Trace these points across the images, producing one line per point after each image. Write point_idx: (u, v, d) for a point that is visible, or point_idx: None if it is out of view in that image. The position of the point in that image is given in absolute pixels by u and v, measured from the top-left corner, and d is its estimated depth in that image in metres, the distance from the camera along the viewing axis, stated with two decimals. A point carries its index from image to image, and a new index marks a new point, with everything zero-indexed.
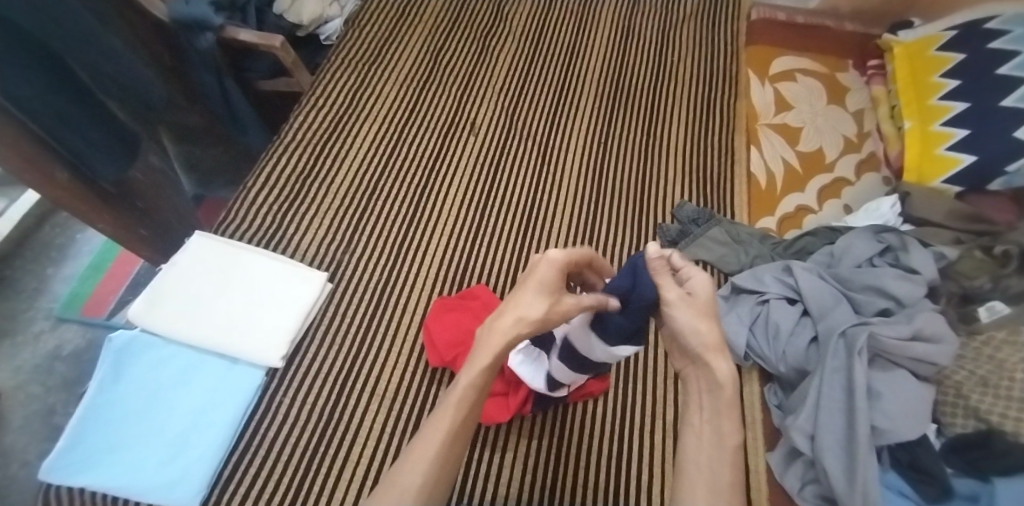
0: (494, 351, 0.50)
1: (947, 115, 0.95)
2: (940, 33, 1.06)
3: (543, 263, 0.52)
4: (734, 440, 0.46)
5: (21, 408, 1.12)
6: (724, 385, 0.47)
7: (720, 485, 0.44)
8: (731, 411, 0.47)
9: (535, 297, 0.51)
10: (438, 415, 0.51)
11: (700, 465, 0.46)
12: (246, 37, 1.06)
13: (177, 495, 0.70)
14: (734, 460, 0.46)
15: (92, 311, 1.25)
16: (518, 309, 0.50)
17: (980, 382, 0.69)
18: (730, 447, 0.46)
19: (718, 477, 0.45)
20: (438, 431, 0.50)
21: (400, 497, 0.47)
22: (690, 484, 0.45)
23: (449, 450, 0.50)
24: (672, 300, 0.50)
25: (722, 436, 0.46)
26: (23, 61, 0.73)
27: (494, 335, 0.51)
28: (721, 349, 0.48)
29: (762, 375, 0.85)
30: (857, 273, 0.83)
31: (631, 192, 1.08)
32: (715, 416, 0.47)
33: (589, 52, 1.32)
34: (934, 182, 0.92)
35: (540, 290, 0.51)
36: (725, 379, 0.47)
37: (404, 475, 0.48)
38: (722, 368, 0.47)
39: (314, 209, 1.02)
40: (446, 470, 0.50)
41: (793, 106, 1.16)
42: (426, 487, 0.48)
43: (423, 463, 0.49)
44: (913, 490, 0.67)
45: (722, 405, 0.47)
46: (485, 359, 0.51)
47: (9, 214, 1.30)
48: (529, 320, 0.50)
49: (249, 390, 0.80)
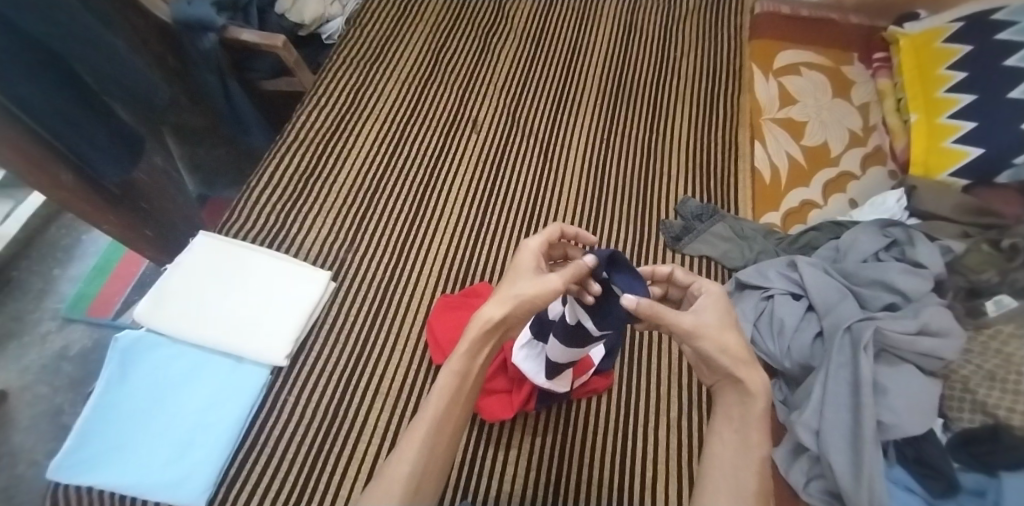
0: (472, 335, 0.53)
1: (953, 108, 0.94)
2: (947, 25, 1.05)
3: (523, 254, 0.57)
4: (760, 450, 0.49)
5: (29, 408, 1.13)
6: (756, 396, 0.50)
7: (745, 491, 0.47)
8: (762, 423, 0.50)
9: (510, 282, 0.55)
10: (425, 406, 0.53)
11: (726, 470, 0.49)
12: (248, 37, 1.06)
13: (182, 493, 0.71)
14: (760, 466, 0.48)
15: (98, 312, 1.26)
16: (495, 295, 0.54)
17: (987, 377, 0.68)
18: (756, 455, 0.49)
19: (742, 482, 0.48)
20: (425, 420, 0.52)
21: (389, 486, 0.49)
22: (719, 489, 0.48)
23: (437, 439, 0.52)
24: (691, 329, 0.50)
25: (748, 444, 0.49)
26: (26, 64, 0.73)
27: (473, 322, 0.54)
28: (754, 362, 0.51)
29: (767, 371, 0.85)
30: (862, 268, 0.82)
31: (634, 188, 1.07)
32: (745, 427, 0.50)
33: (591, 48, 1.31)
34: (942, 175, 0.91)
35: (516, 275, 0.55)
36: (758, 392, 0.50)
37: (393, 464, 0.51)
38: (754, 382, 0.50)
39: (317, 208, 1.03)
40: (435, 459, 0.52)
41: (797, 99, 1.16)
42: (415, 477, 0.50)
43: (411, 452, 0.51)
44: (920, 485, 0.66)
45: (753, 417, 0.50)
46: (465, 344, 0.53)
47: (14, 215, 1.32)
48: (502, 300, 0.53)
49: (253, 389, 0.80)
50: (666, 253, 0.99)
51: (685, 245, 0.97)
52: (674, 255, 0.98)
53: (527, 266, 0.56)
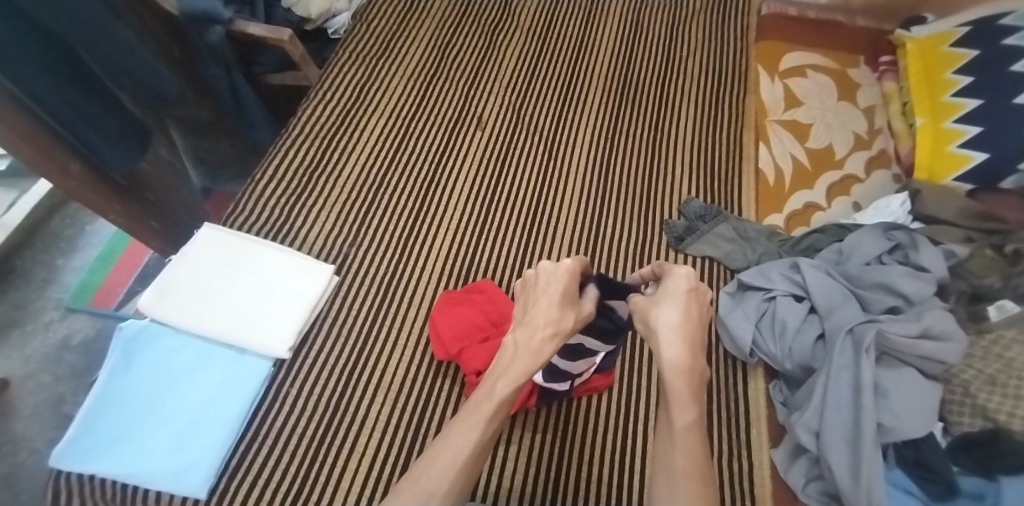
0: (533, 363, 0.57)
1: (959, 112, 0.94)
2: (954, 29, 1.04)
3: (562, 278, 0.61)
4: (685, 421, 0.53)
5: (31, 396, 1.13)
6: (670, 369, 0.56)
7: (676, 462, 0.51)
8: (682, 394, 0.55)
9: (557, 307, 0.59)
10: (466, 425, 0.53)
11: (663, 451, 0.53)
12: (255, 31, 1.06)
13: (185, 482, 0.71)
14: (688, 438, 0.52)
15: (101, 302, 1.26)
16: (554, 323, 0.58)
17: (988, 381, 0.68)
18: (680, 427, 0.53)
19: (673, 458, 0.51)
20: (467, 438, 0.52)
21: (426, 500, 0.49)
22: (660, 470, 0.52)
23: (475, 456, 0.53)
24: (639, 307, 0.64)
25: (674, 421, 0.54)
26: (36, 52, 0.74)
27: (534, 347, 0.57)
28: (674, 338, 0.58)
29: (768, 372, 0.86)
30: (865, 271, 0.82)
31: (639, 187, 1.07)
32: (669, 404, 0.55)
33: (597, 47, 1.31)
34: (946, 180, 0.91)
35: (563, 301, 0.60)
36: (670, 364, 0.56)
37: (430, 477, 0.50)
38: (669, 357, 0.57)
39: (322, 202, 1.03)
40: (468, 477, 0.52)
41: (802, 101, 1.16)
42: (452, 492, 0.50)
43: (451, 470, 0.51)
44: (918, 488, 0.67)
45: (672, 390, 0.55)
46: (525, 371, 0.56)
47: (20, 204, 1.33)
48: (560, 328, 0.58)
49: (257, 380, 0.81)
50: (669, 253, 0.99)
51: (688, 245, 0.97)
52: (677, 255, 0.98)
53: (566, 290, 0.61)
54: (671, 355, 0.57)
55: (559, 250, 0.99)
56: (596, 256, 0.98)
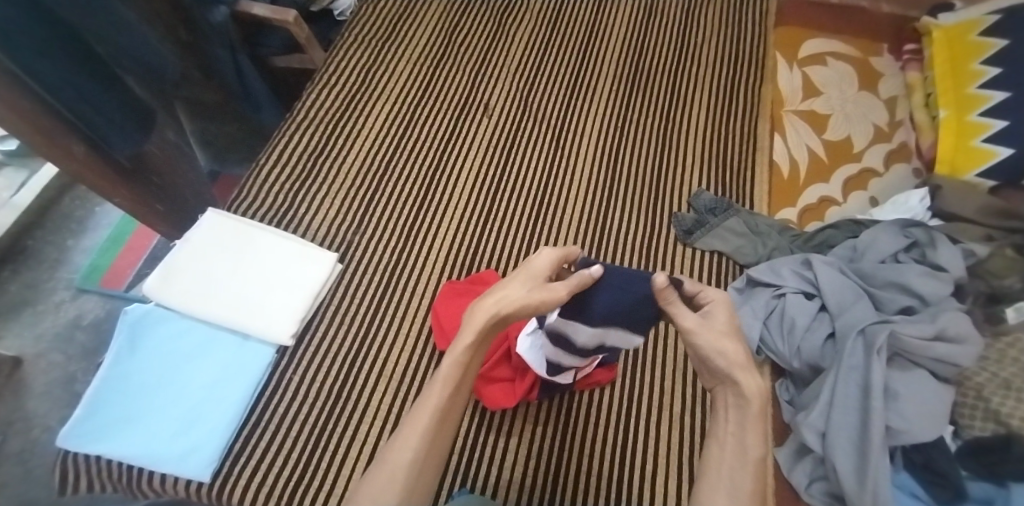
0: (479, 325, 0.52)
1: (985, 105, 0.91)
2: (984, 17, 1.00)
3: (531, 265, 0.55)
4: (758, 453, 0.48)
5: (43, 374, 1.15)
6: (752, 398, 0.49)
7: (742, 491, 0.47)
8: (757, 422, 0.49)
9: (525, 283, 0.54)
10: (428, 393, 0.52)
11: (721, 471, 0.48)
12: (259, 12, 1.05)
13: (189, 466, 0.72)
14: (756, 471, 0.48)
15: (112, 283, 1.27)
16: (501, 294, 0.53)
17: (1002, 385, 0.67)
18: (752, 458, 0.48)
19: (738, 482, 0.47)
20: (427, 409, 0.52)
21: (393, 476, 0.48)
22: (711, 484, 0.48)
23: (437, 428, 0.52)
24: (690, 326, 0.52)
25: (746, 446, 0.49)
26: (45, 41, 0.73)
27: (477, 316, 0.53)
28: (749, 366, 0.50)
29: (775, 369, 0.83)
30: (879, 269, 0.80)
31: (647, 177, 1.05)
32: (742, 427, 0.50)
33: (609, 32, 1.28)
34: (968, 175, 0.88)
35: (531, 277, 0.54)
36: (753, 392, 0.49)
37: (397, 450, 0.50)
38: (750, 384, 0.50)
39: (326, 188, 1.02)
40: (435, 447, 0.52)
41: (822, 91, 1.12)
42: (415, 465, 0.50)
43: (414, 440, 0.50)
44: (925, 491, 0.65)
45: (748, 420, 0.49)
46: (469, 338, 0.52)
47: (29, 185, 1.34)
48: (507, 301, 0.52)
49: (260, 365, 0.81)
50: (677, 246, 0.97)
51: (697, 239, 0.95)
52: (686, 248, 0.96)
53: (540, 273, 0.55)
54: (747, 384, 0.50)
55: (564, 241, 0.97)
56: (602, 246, 0.97)
